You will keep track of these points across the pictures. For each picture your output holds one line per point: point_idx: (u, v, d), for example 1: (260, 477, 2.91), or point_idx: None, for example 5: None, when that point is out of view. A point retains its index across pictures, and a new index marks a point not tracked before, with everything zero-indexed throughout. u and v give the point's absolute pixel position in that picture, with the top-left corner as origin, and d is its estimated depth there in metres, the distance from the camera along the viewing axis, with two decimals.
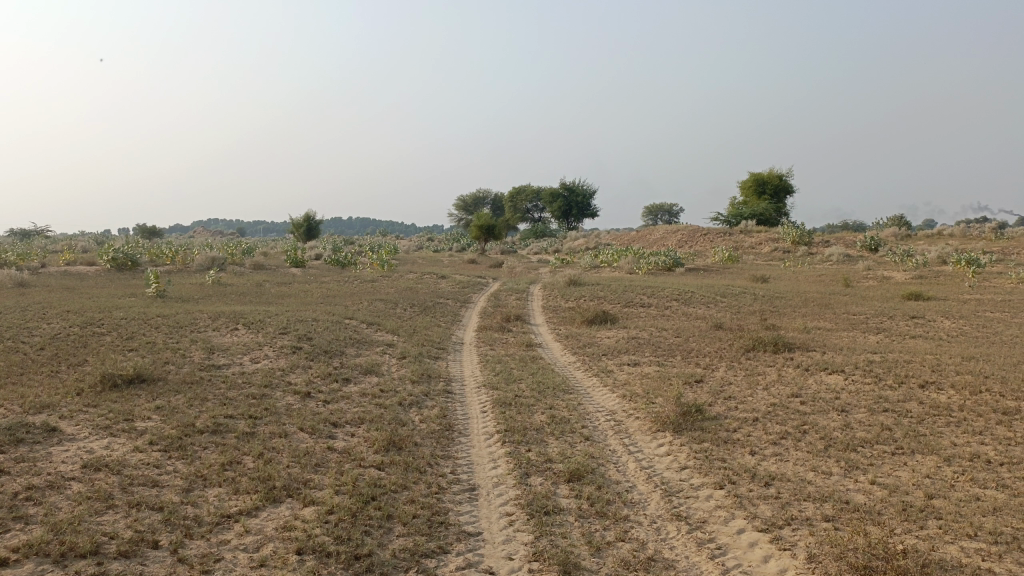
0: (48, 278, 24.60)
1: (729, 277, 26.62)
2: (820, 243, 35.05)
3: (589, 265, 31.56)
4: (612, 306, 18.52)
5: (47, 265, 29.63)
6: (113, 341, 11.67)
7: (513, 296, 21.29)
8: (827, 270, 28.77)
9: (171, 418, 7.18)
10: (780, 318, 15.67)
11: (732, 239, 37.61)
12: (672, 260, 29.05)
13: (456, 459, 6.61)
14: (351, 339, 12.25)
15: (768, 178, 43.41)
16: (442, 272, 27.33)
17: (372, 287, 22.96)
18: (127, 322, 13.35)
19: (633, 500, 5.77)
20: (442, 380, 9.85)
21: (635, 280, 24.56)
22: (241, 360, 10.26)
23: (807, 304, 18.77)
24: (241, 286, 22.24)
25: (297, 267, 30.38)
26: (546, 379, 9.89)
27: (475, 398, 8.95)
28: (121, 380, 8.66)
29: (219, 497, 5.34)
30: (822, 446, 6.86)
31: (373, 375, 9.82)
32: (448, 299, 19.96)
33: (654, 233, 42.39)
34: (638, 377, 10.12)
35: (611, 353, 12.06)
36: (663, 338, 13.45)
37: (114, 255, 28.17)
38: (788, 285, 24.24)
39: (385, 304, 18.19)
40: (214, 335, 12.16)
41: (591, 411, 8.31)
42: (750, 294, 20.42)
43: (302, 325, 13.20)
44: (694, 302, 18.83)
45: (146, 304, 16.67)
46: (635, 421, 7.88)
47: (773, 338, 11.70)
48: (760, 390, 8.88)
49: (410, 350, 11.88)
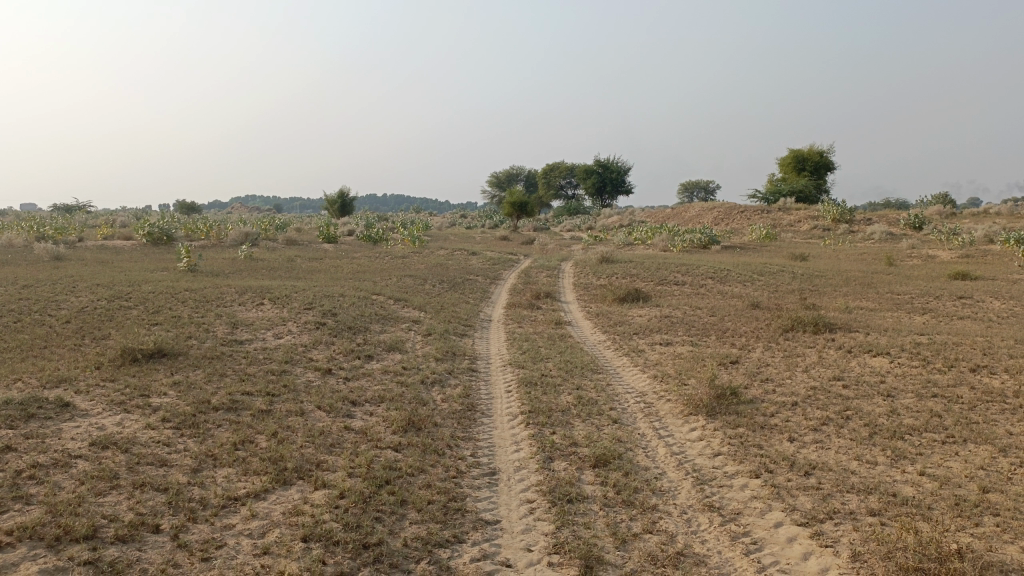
0: (85, 252, 24.84)
1: (767, 255, 25.93)
2: (862, 221, 34.00)
3: (622, 242, 31.02)
4: (645, 284, 18.08)
5: (85, 239, 29.99)
6: (138, 315, 11.60)
7: (544, 273, 20.93)
8: (869, 248, 27.87)
9: (187, 394, 7.01)
10: (820, 298, 15.08)
11: (770, 217, 36.71)
12: (708, 237, 28.38)
13: (477, 441, 6.33)
14: (377, 315, 12.02)
15: (808, 155, 42.22)
16: (473, 249, 27.02)
17: (402, 263, 22.78)
18: (155, 296, 13.30)
19: (662, 488, 5.43)
20: (467, 358, 9.58)
21: (669, 257, 24.02)
22: (264, 335, 10.09)
23: (848, 284, 18.11)
24: (272, 261, 22.20)
25: (329, 243, 30.36)
26: (574, 359, 9.56)
27: (500, 377, 8.65)
28: (141, 354, 8.53)
29: (227, 479, 5.12)
30: (866, 433, 6.44)
31: (396, 352, 9.58)
32: (478, 276, 19.67)
33: (690, 210, 41.60)
34: (670, 357, 9.74)
35: (643, 332, 11.66)
36: (697, 317, 13.01)
37: (150, 229, 28.38)
38: (828, 264, 23.48)
39: (413, 280, 17.94)
40: (240, 310, 12.03)
41: (620, 393, 7.97)
42: (788, 273, 19.78)
43: (328, 300, 13.01)
44: (730, 280, 18.27)
45: (176, 278, 16.66)
46: (666, 403, 7.53)
47: (814, 318, 11.20)
48: (799, 372, 8.46)
49: (436, 327, 11.63)
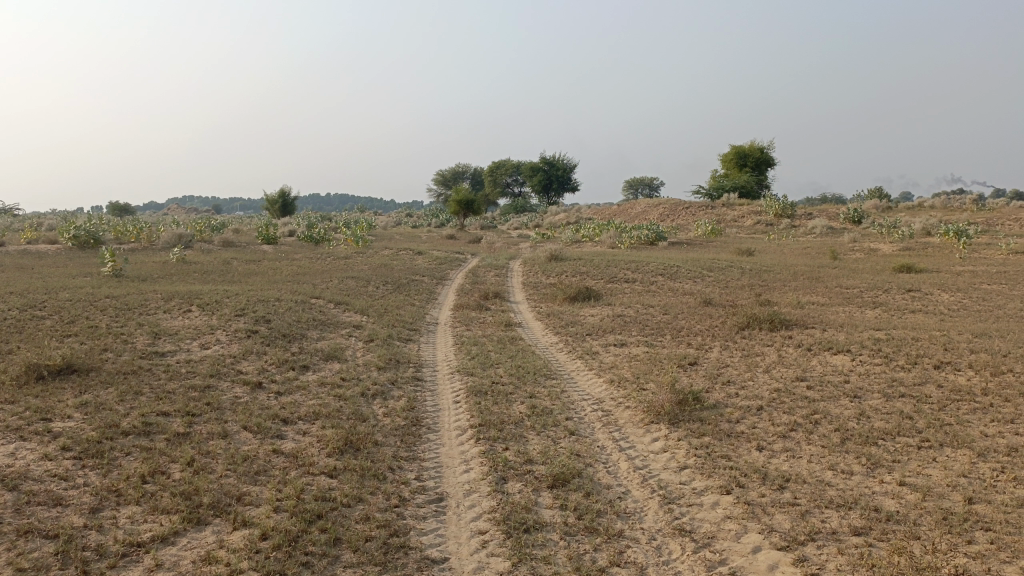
0: (3, 257, 23.31)
1: (714, 251, 25.88)
2: (804, 216, 34.36)
3: (569, 239, 30.69)
4: (595, 282, 17.68)
5: (5, 243, 28.29)
6: (52, 325, 10.63)
7: (492, 272, 20.37)
8: (813, 243, 28.07)
9: (94, 417, 6.23)
10: (771, 293, 14.87)
11: (715, 212, 36.86)
12: (655, 234, 28.22)
13: (422, 462, 5.73)
14: (314, 320, 11.29)
15: (749, 151, 42.59)
16: (419, 248, 26.31)
17: (344, 264, 21.95)
18: (72, 305, 12.29)
19: (627, 510, 4.92)
20: (412, 365, 8.96)
21: (619, 254, 23.70)
22: (189, 346, 9.27)
23: (797, 278, 18.00)
24: (206, 264, 21.11)
25: (269, 244, 29.23)
26: (526, 363, 9.02)
27: (447, 386, 8.06)
28: (46, 371, 7.65)
29: (131, 520, 4.41)
30: (837, 439, 6.06)
31: (335, 361, 8.89)
32: (424, 276, 19.00)
33: (636, 207, 41.58)
34: (626, 359, 9.28)
35: (597, 333, 11.20)
36: (650, 316, 12.61)
37: (75, 233, 26.84)
38: (774, 259, 23.48)
39: (355, 282, 17.18)
40: (165, 318, 11.16)
41: (576, 400, 7.46)
42: (737, 268, 19.64)
43: (262, 305, 12.22)
44: (680, 277, 17.99)
45: (98, 284, 15.56)
46: (625, 410, 7.04)
47: (770, 315, 10.90)
48: (761, 373, 8.08)
49: (379, 332, 10.96)
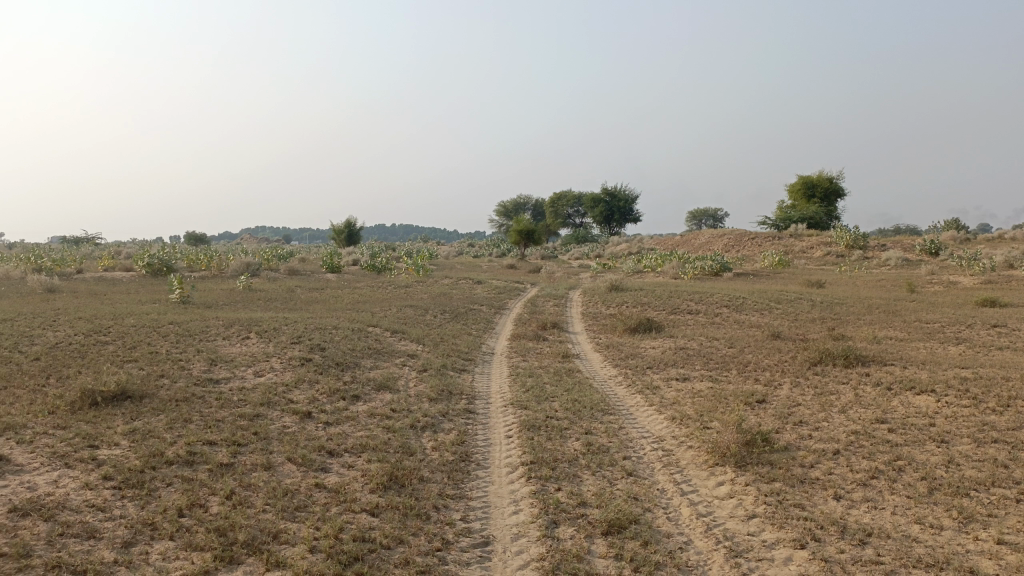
0: (80, 283, 24.19)
1: (782, 282, 25.02)
2: (877, 247, 33.05)
3: (631, 269, 30.20)
4: (657, 313, 17.19)
5: (84, 270, 29.43)
6: (114, 351, 10.78)
7: (551, 302, 20.07)
8: (887, 275, 26.90)
9: (140, 445, 6.14)
10: (844, 327, 14.14)
11: (782, 243, 35.81)
12: (719, 265, 27.51)
13: (469, 501, 5.43)
14: (369, 349, 11.17)
15: (818, 181, 41.40)
16: (479, 278, 26.23)
17: (404, 293, 21.98)
18: (136, 330, 12.50)
19: (688, 563, 4.51)
20: (464, 397, 8.69)
21: (682, 285, 23.12)
22: (243, 373, 9.23)
23: (871, 312, 17.15)
24: (270, 292, 21.42)
25: (332, 272, 29.61)
26: (583, 397, 8.64)
27: (500, 419, 7.75)
28: (101, 397, 7.67)
29: (162, 557, 4.22)
30: (924, 489, 5.50)
31: (387, 391, 8.70)
32: (482, 306, 18.81)
33: (700, 238, 40.77)
34: (689, 394, 8.82)
35: (658, 366, 10.75)
36: (714, 349, 12.09)
37: (149, 260, 27.67)
38: (847, 291, 22.51)
39: (413, 311, 17.11)
40: (223, 344, 11.21)
41: (635, 438, 7.05)
42: (807, 301, 18.85)
43: (319, 333, 12.19)
44: (746, 309, 17.34)
45: (164, 310, 15.87)
46: (687, 450, 6.60)
47: (844, 350, 10.27)
48: (836, 413, 7.52)
49: (433, 362, 10.76)
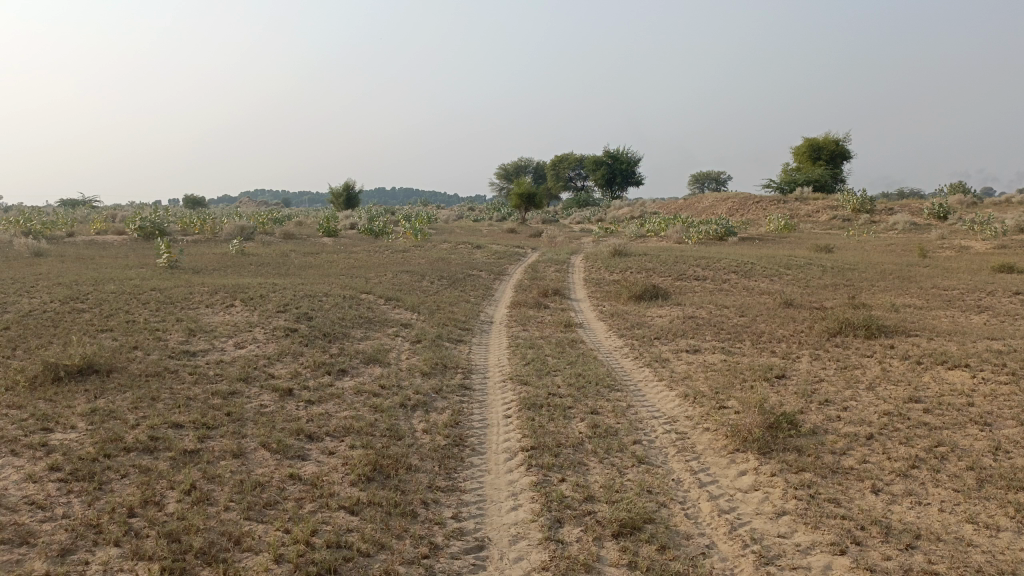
0: (68, 247, 23.50)
1: (790, 247, 24.33)
2: (884, 210, 32.25)
3: (633, 233, 29.49)
4: (663, 279, 16.54)
5: (74, 234, 28.71)
6: (89, 320, 10.14)
7: (553, 267, 19.39)
8: (897, 239, 26.17)
9: (98, 428, 5.52)
10: (859, 294, 13.49)
11: (788, 206, 35.00)
12: (724, 229, 26.77)
13: (464, 495, 4.83)
14: (360, 318, 10.53)
15: (824, 143, 40.36)
16: (478, 242, 25.48)
17: (402, 257, 21.31)
18: (116, 297, 11.85)
19: (713, 572, 3.92)
20: (460, 371, 8.09)
21: (687, 250, 22.39)
22: (223, 345, 8.61)
23: (885, 278, 16.50)
24: (264, 256, 20.75)
25: (329, 237, 28.89)
26: (587, 371, 8.02)
27: (498, 397, 7.13)
28: (64, 372, 7.04)
29: (102, 569, 3.62)
30: (972, 481, 4.91)
31: (376, 365, 8.08)
32: (482, 271, 18.15)
33: (704, 201, 39.93)
34: (702, 368, 8.21)
35: (666, 337, 10.11)
36: (724, 318, 11.44)
37: (141, 224, 26.91)
38: (857, 256, 21.80)
39: (410, 276, 16.45)
40: (205, 313, 10.58)
41: (645, 418, 6.44)
42: (817, 266, 18.17)
43: (308, 301, 11.54)
44: (755, 275, 16.66)
45: (151, 276, 15.21)
46: (704, 432, 5.99)
47: (866, 321, 9.62)
48: (864, 392, 6.90)
49: (428, 332, 10.13)
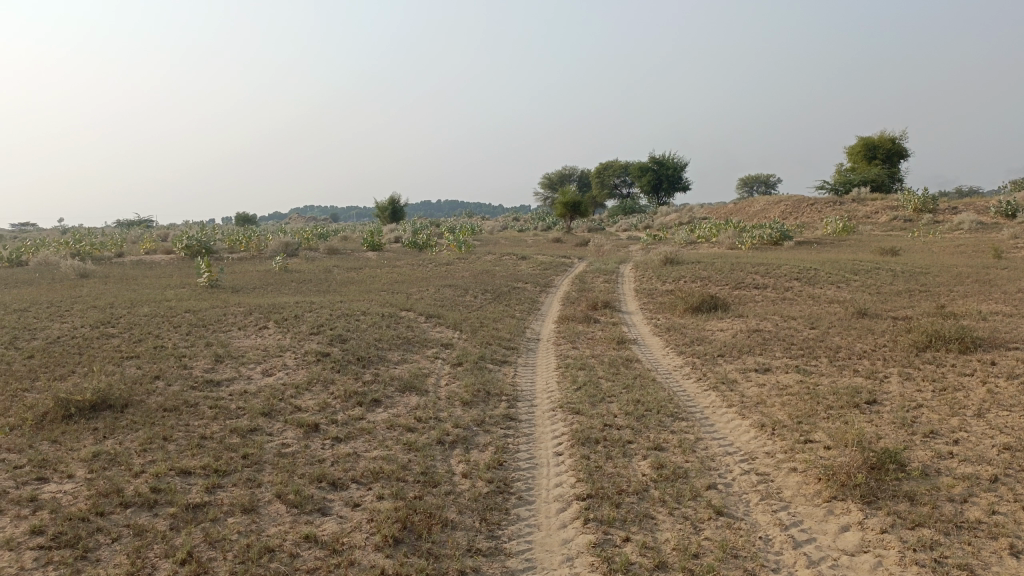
0: (114, 267, 23.42)
1: (851, 250, 23.01)
2: (949, 209, 30.52)
3: (683, 240, 28.40)
4: (720, 288, 15.56)
5: (123, 254, 28.81)
6: (117, 346, 9.66)
7: (601, 278, 18.51)
8: (966, 239, 24.56)
9: (97, 479, 4.92)
10: (940, 302, 12.30)
11: (845, 207, 33.46)
12: (779, 233, 25.51)
13: (510, 560, 4.05)
14: (399, 339, 9.84)
15: (880, 142, 38.55)
16: (523, 253, 24.68)
17: (445, 271, 20.63)
18: (149, 321, 11.38)
19: None
20: (505, 399, 7.32)
21: (742, 256, 21.28)
22: (250, 372, 8.00)
23: (962, 282, 15.21)
24: (306, 273, 20.32)
25: (373, 250, 28.46)
26: (647, 397, 7.16)
27: (547, 430, 6.32)
28: (75, 409, 6.46)
29: None
30: None
31: (413, 393, 7.35)
32: (527, 283, 17.39)
33: (755, 205, 38.54)
34: (776, 391, 7.28)
35: (731, 354, 9.17)
36: (793, 332, 10.42)
37: (187, 242, 26.81)
38: (926, 259, 20.41)
39: (453, 291, 15.76)
40: (236, 336, 10.02)
41: (719, 456, 5.57)
42: (885, 271, 16.92)
43: (344, 321, 10.90)
44: (820, 283, 15.51)
45: (189, 296, 14.79)
46: (791, 474, 5.09)
47: (958, 334, 8.54)
48: (975, 422, 5.91)
49: (470, 353, 9.38)
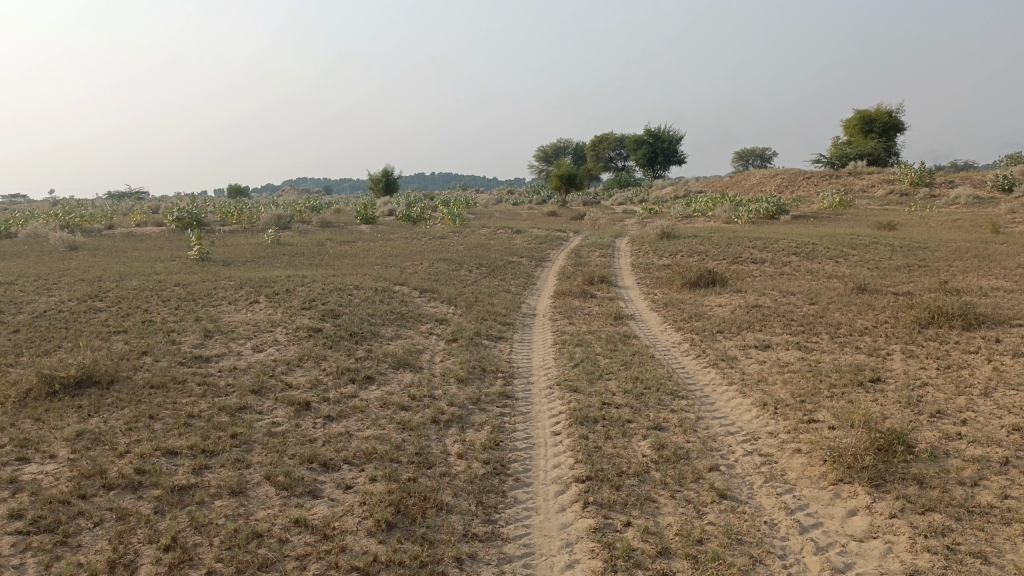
0: (103, 240, 23.10)
1: (849, 225, 22.86)
2: (945, 183, 30.34)
3: (679, 214, 28.18)
4: (716, 263, 15.41)
5: (114, 226, 28.46)
6: (104, 320, 9.46)
7: (597, 252, 18.32)
8: (963, 214, 24.41)
9: (79, 459, 4.75)
10: (940, 277, 12.17)
11: (841, 181, 33.24)
12: (776, 207, 25.30)
13: (507, 545, 3.91)
14: (392, 314, 9.65)
15: (876, 115, 38.23)
16: (518, 226, 24.44)
17: (439, 245, 20.40)
18: (138, 295, 11.17)
19: None
20: (502, 376, 7.17)
21: (739, 230, 21.09)
22: (240, 348, 7.82)
23: (961, 257, 15.06)
24: (299, 246, 20.07)
25: (367, 224, 28.17)
26: (646, 375, 7.02)
27: (545, 408, 6.18)
28: (60, 385, 6.28)
29: None
30: None
31: (407, 370, 7.19)
32: (522, 258, 17.19)
33: (751, 179, 38.28)
34: (777, 369, 7.14)
35: (730, 331, 9.03)
36: (793, 307, 10.28)
37: (178, 214, 26.47)
38: (923, 234, 20.27)
39: (447, 265, 15.56)
40: (227, 311, 9.82)
41: (721, 436, 5.44)
42: (883, 246, 16.77)
43: (337, 296, 10.71)
44: (818, 258, 15.35)
45: (179, 269, 14.55)
46: (796, 456, 4.96)
47: (961, 310, 8.40)
48: (982, 401, 5.79)
49: (465, 328, 9.21)
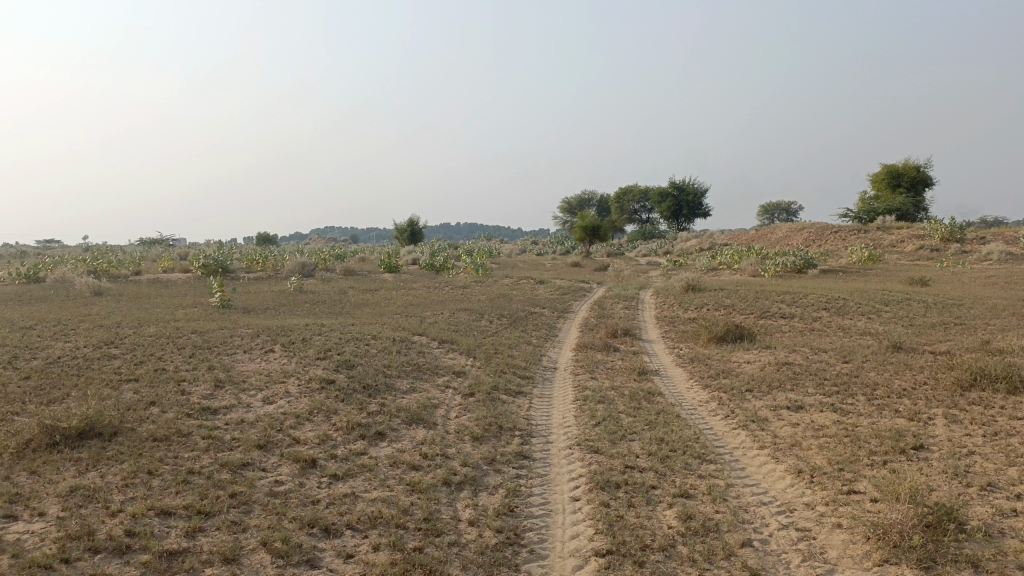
0: (129, 286, 23.23)
1: (879, 280, 22.36)
2: (977, 239, 29.75)
3: (705, 266, 27.84)
4: (744, 317, 15.02)
5: (141, 272, 28.72)
6: (116, 368, 9.29)
7: (621, 304, 18.01)
8: (997, 271, 23.79)
9: (69, 518, 4.49)
10: (979, 336, 11.68)
11: (869, 236, 32.75)
12: (803, 260, 24.89)
13: None
14: (409, 366, 9.39)
15: (904, 170, 37.88)
16: (541, 277, 24.20)
17: (462, 294, 20.21)
18: (154, 342, 11.02)
19: None
20: (520, 434, 6.84)
21: (765, 284, 20.68)
22: (250, 400, 7.58)
23: (999, 315, 14.53)
24: (321, 294, 19.98)
25: (390, 272, 28.15)
26: (671, 436, 6.64)
27: (564, 471, 5.83)
28: (61, 437, 6.05)
29: None
30: None
31: (421, 426, 6.89)
32: (544, 309, 16.91)
33: (777, 232, 37.91)
34: (811, 432, 6.73)
35: (759, 390, 8.61)
36: (825, 366, 9.86)
37: (204, 261, 26.62)
38: (957, 290, 19.71)
39: (468, 315, 15.32)
40: (240, 361, 9.61)
41: (753, 506, 5.05)
42: (916, 302, 16.27)
43: (353, 346, 10.48)
44: (849, 314, 14.90)
45: (199, 316, 14.45)
46: (836, 533, 4.55)
47: (1006, 372, 7.94)
48: None
49: (483, 382, 8.91)
